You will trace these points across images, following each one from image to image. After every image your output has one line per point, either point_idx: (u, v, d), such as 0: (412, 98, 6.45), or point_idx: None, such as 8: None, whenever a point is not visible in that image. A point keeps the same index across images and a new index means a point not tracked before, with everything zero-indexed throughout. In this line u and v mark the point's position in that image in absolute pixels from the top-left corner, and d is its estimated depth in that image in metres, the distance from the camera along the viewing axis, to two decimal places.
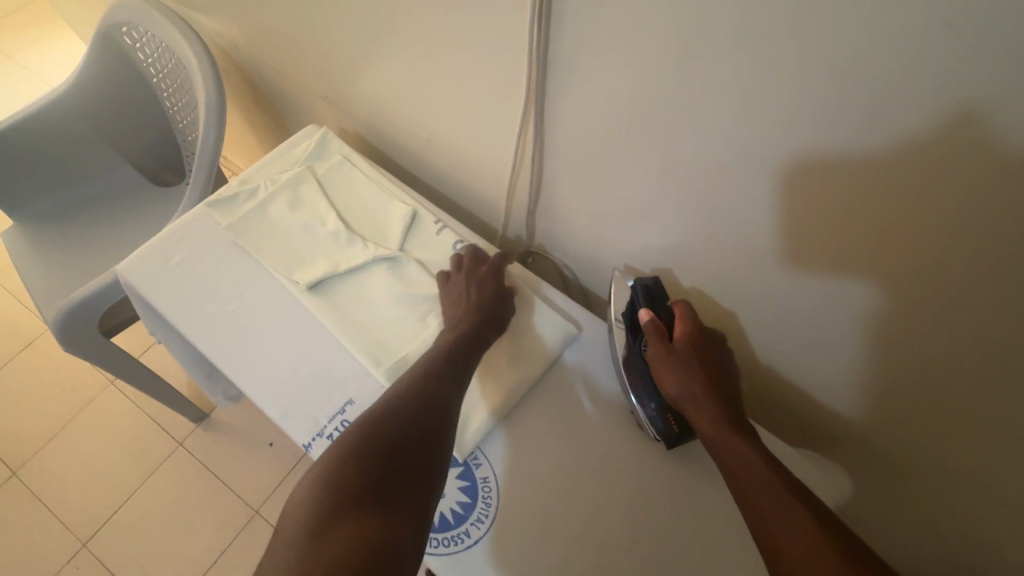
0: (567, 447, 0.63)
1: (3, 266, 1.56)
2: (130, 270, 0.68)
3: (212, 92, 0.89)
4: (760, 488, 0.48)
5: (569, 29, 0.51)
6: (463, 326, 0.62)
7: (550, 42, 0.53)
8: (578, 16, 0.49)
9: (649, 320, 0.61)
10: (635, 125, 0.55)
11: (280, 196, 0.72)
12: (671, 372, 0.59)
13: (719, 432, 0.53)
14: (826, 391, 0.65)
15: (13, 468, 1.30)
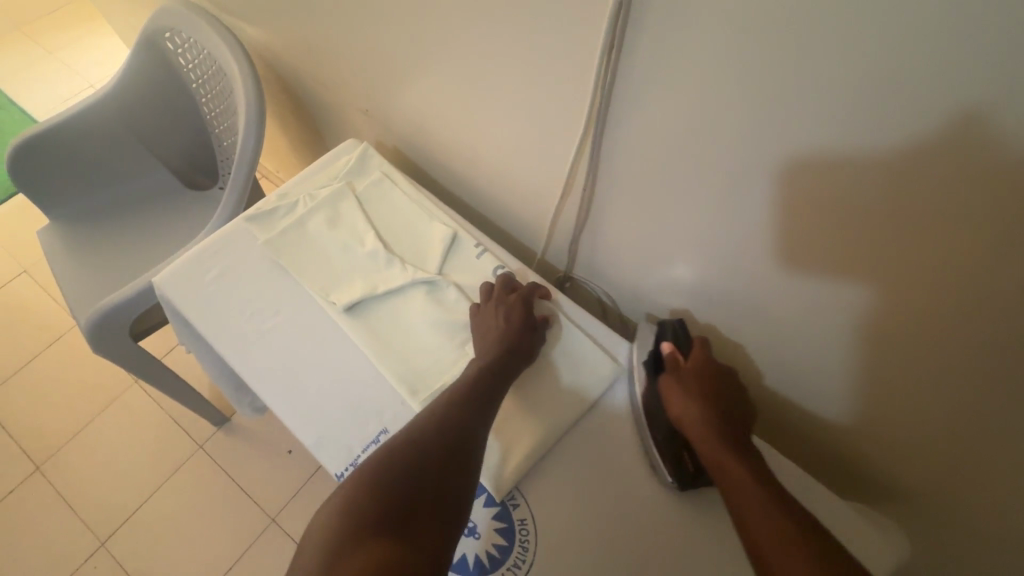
0: (609, 490, 0.60)
1: (35, 261, 1.58)
2: (169, 284, 0.68)
3: (252, 101, 0.89)
4: (755, 513, 0.47)
5: (642, 56, 0.48)
6: (493, 352, 0.60)
7: (619, 69, 0.51)
8: (654, 44, 0.47)
9: (668, 352, 0.62)
10: (704, 157, 0.52)
11: (320, 213, 0.71)
12: (676, 395, 0.58)
13: (724, 462, 0.52)
14: (823, 401, 0.66)
15: (37, 462, 1.31)
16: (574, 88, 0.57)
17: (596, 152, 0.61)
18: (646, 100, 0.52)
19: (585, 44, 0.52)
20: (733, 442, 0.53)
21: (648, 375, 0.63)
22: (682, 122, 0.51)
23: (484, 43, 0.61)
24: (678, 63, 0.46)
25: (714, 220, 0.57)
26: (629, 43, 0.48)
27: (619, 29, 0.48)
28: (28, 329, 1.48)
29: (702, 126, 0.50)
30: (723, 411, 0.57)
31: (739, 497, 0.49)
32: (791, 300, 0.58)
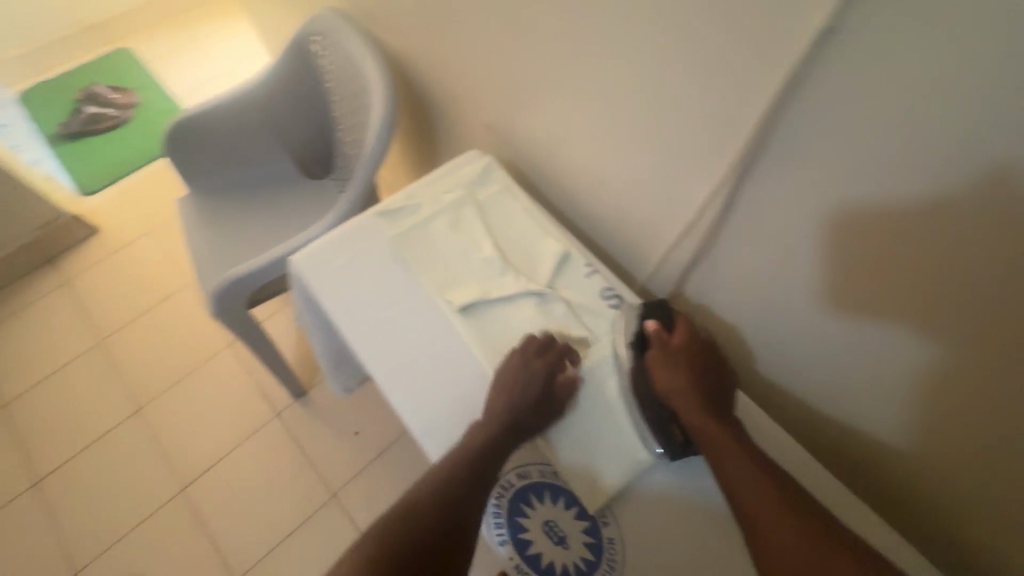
0: (703, 523, 0.59)
1: (160, 224, 1.76)
2: (303, 263, 0.74)
3: (388, 107, 0.96)
4: (759, 497, 0.54)
5: (815, 99, 0.51)
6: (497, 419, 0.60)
7: (786, 111, 0.54)
8: (833, 90, 0.49)
9: (655, 332, 0.64)
10: (860, 203, 0.53)
11: (443, 216, 0.76)
12: (673, 381, 0.62)
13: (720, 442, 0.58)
14: (870, 421, 0.68)
15: (139, 404, 1.45)
16: (727, 126, 0.60)
17: (736, 187, 0.63)
18: (808, 140, 0.54)
19: (753, 85, 0.55)
20: (716, 421, 0.59)
21: (632, 351, 0.64)
22: (842, 166, 0.53)
23: (637, 74, 0.65)
24: (855, 109, 0.49)
25: (852, 264, 0.58)
26: (805, 87, 0.51)
27: (800, 71, 0.51)
28: (146, 284, 1.65)
29: (865, 172, 0.51)
30: (704, 393, 0.61)
31: (736, 479, 0.55)
32: (922, 353, 0.57)
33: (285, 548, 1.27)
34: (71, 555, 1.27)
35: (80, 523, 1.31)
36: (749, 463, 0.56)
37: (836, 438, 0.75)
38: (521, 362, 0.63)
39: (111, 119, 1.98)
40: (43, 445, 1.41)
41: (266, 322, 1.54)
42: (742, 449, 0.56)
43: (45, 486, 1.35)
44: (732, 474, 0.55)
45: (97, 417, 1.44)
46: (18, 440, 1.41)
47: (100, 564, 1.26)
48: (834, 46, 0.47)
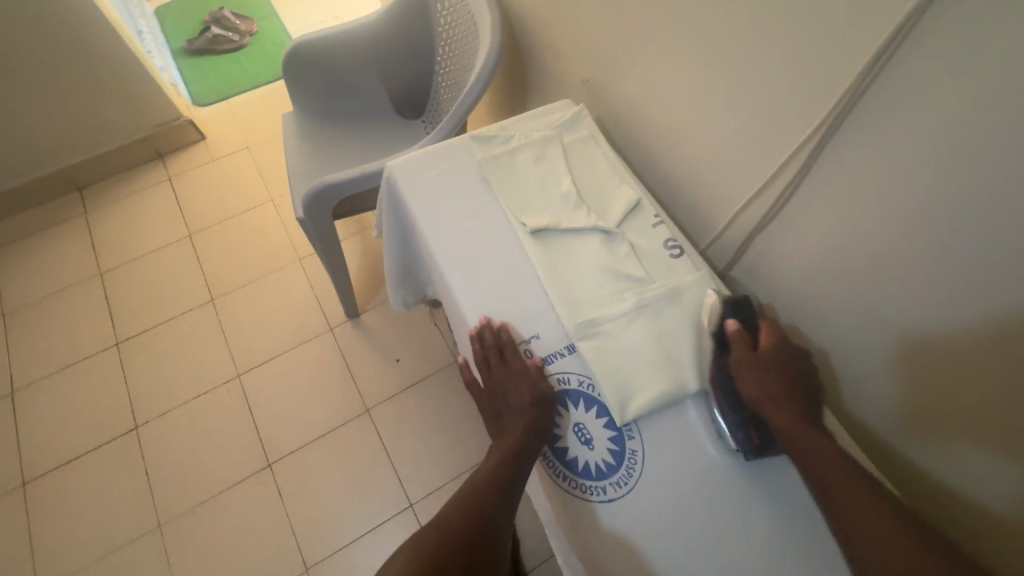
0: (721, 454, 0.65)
1: (258, 142, 1.92)
2: (398, 169, 0.82)
3: (493, 50, 1.04)
4: (841, 486, 0.55)
5: (910, 66, 0.54)
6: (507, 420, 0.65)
7: (879, 76, 0.57)
8: (930, 58, 0.52)
9: (735, 330, 0.66)
10: (935, 175, 0.56)
11: (530, 149, 0.82)
12: (752, 376, 0.63)
13: (804, 439, 0.59)
14: (971, 437, 0.64)
15: (213, 295, 1.61)
16: (819, 90, 0.63)
17: (816, 153, 0.67)
18: (898, 108, 0.57)
19: (851, 52, 0.58)
20: (802, 419, 0.60)
21: (717, 351, 0.67)
22: (923, 137, 0.55)
23: (742, 36, 0.69)
24: (948, 77, 0.51)
25: (915, 240, 0.60)
26: (901, 55, 0.54)
27: (900, 37, 0.53)
28: (237, 192, 1.80)
29: (947, 142, 0.53)
30: (789, 393, 0.62)
31: (824, 475, 0.56)
32: (977, 338, 0.58)
33: (317, 446, 1.38)
34: (136, 411, 1.43)
35: (147, 385, 1.47)
36: (831, 456, 0.57)
37: (906, 444, 0.72)
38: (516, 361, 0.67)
39: (230, 42, 2.15)
40: (129, 313, 1.58)
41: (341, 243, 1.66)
42: (826, 443, 0.58)
43: (125, 347, 1.53)
44: (821, 473, 0.57)
45: (177, 299, 1.60)
46: (109, 304, 1.60)
47: (159, 423, 1.42)
48: (936, 16, 0.50)
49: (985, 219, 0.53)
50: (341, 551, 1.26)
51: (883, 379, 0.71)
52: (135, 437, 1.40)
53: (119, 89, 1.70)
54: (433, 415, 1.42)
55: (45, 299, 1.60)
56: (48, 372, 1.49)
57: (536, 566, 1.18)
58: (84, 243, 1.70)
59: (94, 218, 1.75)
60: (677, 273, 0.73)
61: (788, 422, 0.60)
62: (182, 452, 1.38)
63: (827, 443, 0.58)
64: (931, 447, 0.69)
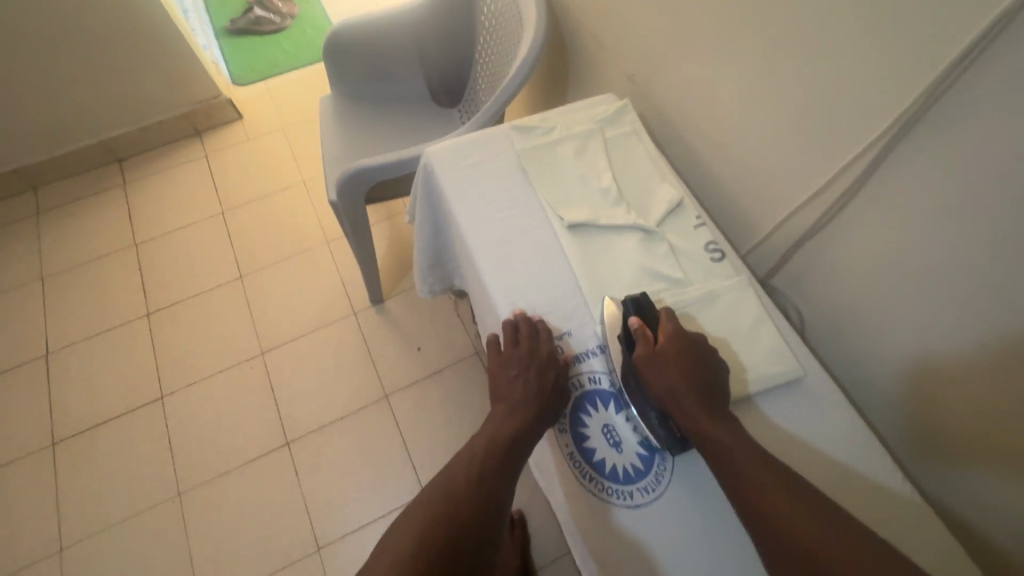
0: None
1: (294, 123, 1.94)
2: (436, 155, 0.81)
3: (536, 40, 1.02)
4: (755, 485, 0.53)
5: (994, 73, 0.49)
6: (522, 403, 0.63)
7: (955, 85, 0.53)
8: (1017, 67, 0.48)
9: (637, 328, 0.63)
10: (1007, 194, 0.51)
11: (571, 142, 0.80)
12: (660, 374, 0.60)
13: (715, 436, 0.56)
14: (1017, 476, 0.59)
15: (242, 272, 1.63)
16: (886, 95, 0.59)
17: (876, 162, 0.63)
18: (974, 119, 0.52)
19: (927, 56, 0.54)
20: (711, 416, 0.57)
21: (622, 352, 0.63)
22: (998, 154, 0.51)
23: (804, 34, 0.66)
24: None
25: (978, 264, 0.56)
26: (984, 61, 0.50)
27: (985, 42, 0.49)
28: (271, 172, 1.82)
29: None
30: (697, 388, 0.59)
31: (736, 472, 0.54)
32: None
33: (334, 429, 1.39)
34: (161, 380, 1.46)
35: (174, 356, 1.50)
36: (745, 453, 0.55)
37: (948, 487, 0.68)
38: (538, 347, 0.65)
39: (272, 23, 2.17)
40: (160, 285, 1.61)
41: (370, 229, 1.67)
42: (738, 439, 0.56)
43: (154, 318, 1.56)
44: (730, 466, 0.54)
45: (207, 274, 1.63)
46: (141, 275, 1.63)
47: (182, 395, 1.44)
48: (1020, 24, 0.46)
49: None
50: (352, 535, 1.27)
51: (928, 411, 0.67)
52: (159, 407, 1.43)
53: (163, 65, 1.73)
54: (450, 406, 1.41)
55: (82, 266, 1.65)
56: (81, 337, 1.53)
57: (545, 564, 1.17)
58: (121, 214, 1.75)
59: (133, 190, 1.79)
60: (717, 276, 0.71)
61: (699, 419, 0.57)
62: (204, 424, 1.40)
63: (733, 432, 0.56)
64: (975, 486, 0.64)
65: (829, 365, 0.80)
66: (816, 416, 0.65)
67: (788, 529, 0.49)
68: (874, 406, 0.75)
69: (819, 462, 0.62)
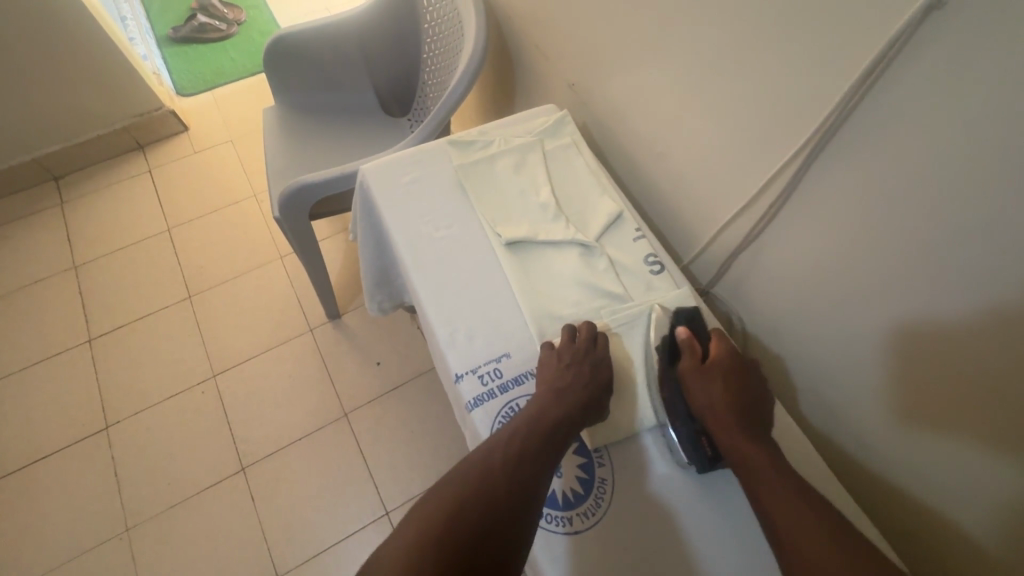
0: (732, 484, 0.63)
1: (244, 134, 1.88)
2: (372, 171, 0.79)
3: (478, 48, 1.00)
4: (792, 510, 0.52)
5: (902, 84, 0.51)
6: (561, 400, 0.60)
7: (868, 96, 0.54)
8: (922, 78, 0.49)
9: (686, 338, 0.65)
10: (917, 202, 0.53)
11: (509, 156, 0.79)
12: (701, 386, 0.62)
13: (753, 456, 0.57)
14: (948, 482, 0.60)
15: (191, 292, 1.57)
16: (808, 105, 0.60)
17: (802, 172, 0.64)
18: (889, 129, 0.53)
19: (842, 66, 0.55)
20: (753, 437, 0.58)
21: (664, 361, 0.65)
22: (911, 165, 0.52)
23: (732, 43, 0.66)
24: (940, 100, 0.48)
25: (898, 272, 0.57)
26: (892, 72, 0.51)
27: (891, 54, 0.50)
28: (220, 186, 1.76)
29: (936, 169, 0.50)
30: (739, 407, 0.60)
31: (765, 491, 0.54)
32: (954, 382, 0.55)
33: (291, 451, 1.35)
34: (106, 410, 1.39)
35: (119, 384, 1.43)
36: (783, 478, 0.55)
37: (883, 494, 0.70)
38: (578, 347, 0.64)
39: (217, 31, 2.09)
40: (102, 308, 1.54)
41: (323, 242, 1.63)
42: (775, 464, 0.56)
43: (97, 344, 1.49)
44: (759, 489, 0.55)
45: (153, 295, 1.56)
46: (82, 299, 1.55)
47: (130, 423, 1.38)
48: (925, 39, 0.47)
49: (975, 261, 0.49)
50: (312, 560, 1.23)
51: (865, 416, 0.68)
52: (104, 438, 1.36)
53: (97, 76, 1.65)
54: (411, 422, 1.39)
55: (17, 291, 1.56)
56: (16, 367, 1.45)
57: None
58: (59, 235, 1.66)
59: (71, 209, 1.71)
60: (657, 289, 0.71)
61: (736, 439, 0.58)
62: (153, 453, 1.34)
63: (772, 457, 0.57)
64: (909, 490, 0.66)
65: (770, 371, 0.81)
66: None
67: (812, 563, 0.49)
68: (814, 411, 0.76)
69: None
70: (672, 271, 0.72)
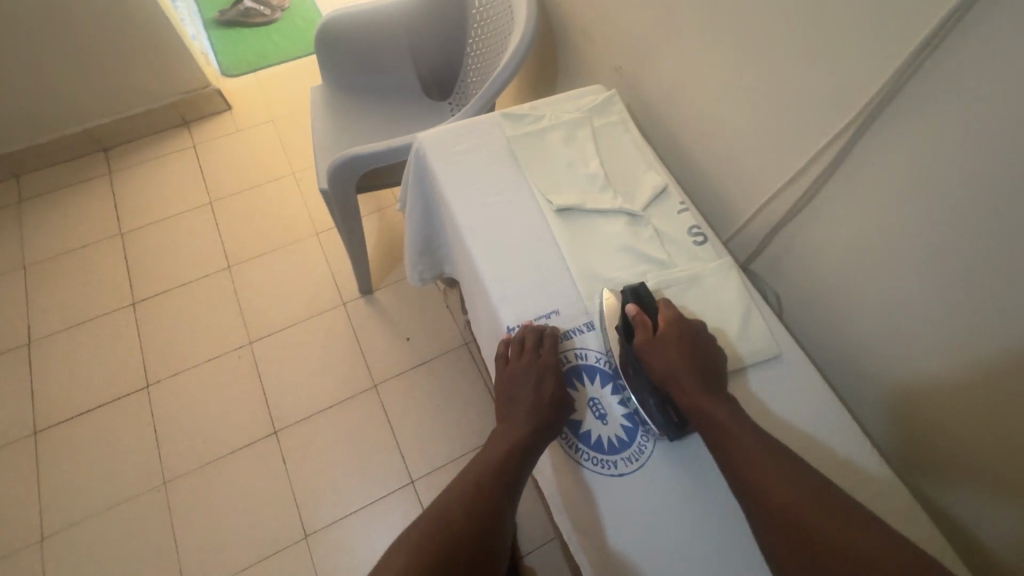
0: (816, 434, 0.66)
1: (285, 115, 1.94)
2: (428, 140, 0.83)
3: (528, 31, 1.04)
4: (773, 478, 0.53)
5: (951, 63, 0.53)
6: (539, 398, 0.64)
7: (916, 75, 0.57)
8: (973, 54, 0.52)
9: (637, 314, 0.66)
10: (960, 174, 0.56)
11: (560, 129, 0.83)
12: (662, 359, 0.63)
13: (723, 425, 0.58)
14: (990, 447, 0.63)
15: (230, 262, 1.63)
16: (852, 87, 0.63)
17: (844, 151, 0.67)
18: (939, 100, 0.56)
19: (889, 46, 0.58)
20: (716, 404, 0.60)
21: (622, 339, 0.66)
22: (959, 139, 0.55)
23: (781, 26, 0.68)
24: (991, 76, 0.51)
25: (943, 242, 0.59)
26: (941, 51, 0.54)
27: (939, 35, 0.53)
28: (261, 164, 1.82)
29: (981, 143, 0.53)
30: (698, 374, 0.62)
31: (739, 457, 0.55)
32: (1000, 343, 0.57)
33: (322, 418, 1.40)
34: (147, 370, 1.45)
35: (160, 346, 1.49)
36: (759, 446, 0.56)
37: (925, 460, 0.72)
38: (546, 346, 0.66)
39: (262, 15, 2.16)
40: (145, 274, 1.60)
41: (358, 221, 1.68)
42: (746, 431, 0.57)
43: (140, 308, 1.55)
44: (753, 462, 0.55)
45: (194, 264, 1.62)
46: (127, 265, 1.62)
47: (170, 383, 1.44)
48: (973, 19, 0.50)
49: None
50: (339, 522, 1.28)
51: (903, 389, 0.71)
52: (145, 396, 1.42)
53: (149, 54, 1.71)
54: (438, 395, 1.43)
55: (68, 253, 1.63)
56: (65, 326, 1.51)
57: (532, 549, 1.19)
58: (106, 202, 1.73)
59: (118, 179, 1.78)
60: (700, 259, 0.74)
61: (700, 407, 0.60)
62: (189, 413, 1.40)
63: (736, 419, 0.58)
64: (953, 459, 0.68)
65: (806, 345, 0.84)
66: (798, 390, 0.68)
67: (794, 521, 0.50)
68: (848, 384, 0.79)
69: (793, 435, 0.65)
70: (713, 244, 0.76)
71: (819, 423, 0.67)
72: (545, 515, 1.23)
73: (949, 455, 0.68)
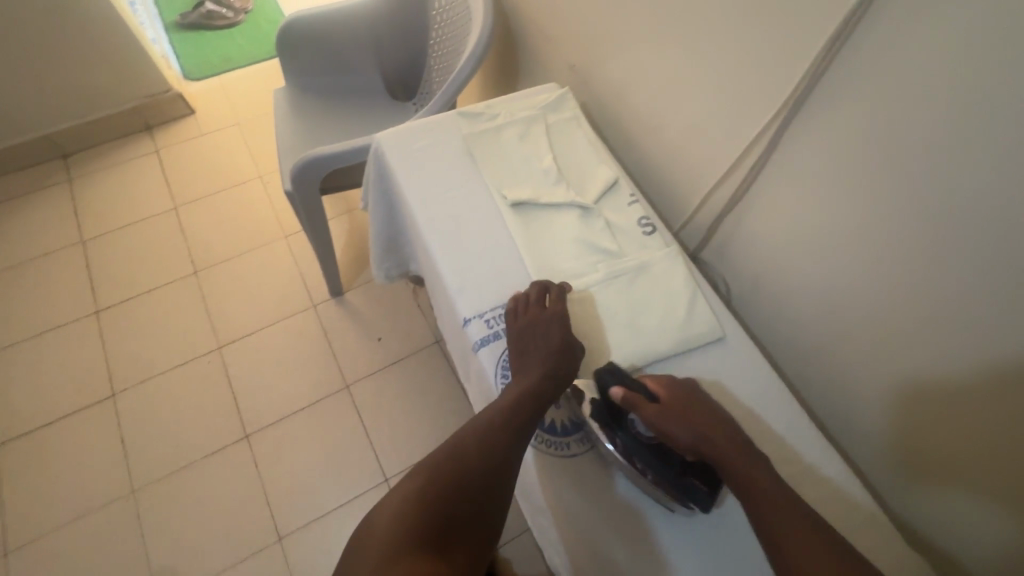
0: (759, 406, 0.70)
1: (251, 118, 1.92)
2: (386, 138, 0.85)
3: (485, 29, 1.06)
4: (793, 525, 0.52)
5: (864, 51, 0.58)
6: (548, 345, 0.65)
7: (835, 62, 0.62)
8: (881, 42, 0.56)
9: (625, 395, 0.63)
10: (878, 152, 0.61)
11: (515, 126, 0.85)
12: (670, 429, 0.60)
13: (747, 480, 0.56)
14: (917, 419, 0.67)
15: (196, 268, 1.61)
16: (782, 76, 0.68)
17: (778, 137, 0.71)
18: (856, 86, 0.60)
19: (810, 37, 0.62)
20: (736, 453, 0.58)
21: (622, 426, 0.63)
22: (875, 120, 0.60)
23: (718, 21, 0.73)
24: (897, 61, 0.56)
25: (868, 216, 0.64)
26: (854, 40, 0.59)
27: (851, 25, 0.58)
28: (226, 168, 1.80)
29: (894, 123, 0.58)
30: (706, 430, 0.60)
31: (760, 513, 0.54)
32: (919, 310, 0.62)
33: (295, 420, 1.40)
34: (113, 378, 1.43)
35: (126, 354, 1.46)
36: (779, 493, 0.55)
37: (867, 440, 0.75)
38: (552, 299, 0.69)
39: (224, 18, 2.14)
40: (108, 282, 1.57)
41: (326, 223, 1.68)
42: (771, 479, 0.56)
43: (104, 316, 1.52)
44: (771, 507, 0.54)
45: (159, 270, 1.60)
46: (89, 273, 1.59)
47: (137, 391, 1.42)
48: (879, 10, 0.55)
49: (933, 193, 0.57)
50: (314, 523, 1.28)
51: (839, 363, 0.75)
52: (111, 405, 1.39)
53: (109, 57, 1.69)
54: (410, 393, 1.44)
55: (26, 263, 1.59)
56: (25, 337, 1.48)
57: (506, 541, 1.21)
58: (66, 210, 1.69)
59: (78, 186, 1.74)
60: (649, 247, 0.77)
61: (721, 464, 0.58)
62: (157, 420, 1.38)
63: (755, 465, 0.57)
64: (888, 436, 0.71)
65: (755, 328, 0.88)
66: (740, 368, 0.72)
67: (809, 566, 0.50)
68: (793, 363, 0.83)
69: (738, 408, 0.69)
70: (662, 233, 0.79)
71: (762, 395, 0.71)
72: (518, 507, 1.25)
73: (883, 431, 0.72)
